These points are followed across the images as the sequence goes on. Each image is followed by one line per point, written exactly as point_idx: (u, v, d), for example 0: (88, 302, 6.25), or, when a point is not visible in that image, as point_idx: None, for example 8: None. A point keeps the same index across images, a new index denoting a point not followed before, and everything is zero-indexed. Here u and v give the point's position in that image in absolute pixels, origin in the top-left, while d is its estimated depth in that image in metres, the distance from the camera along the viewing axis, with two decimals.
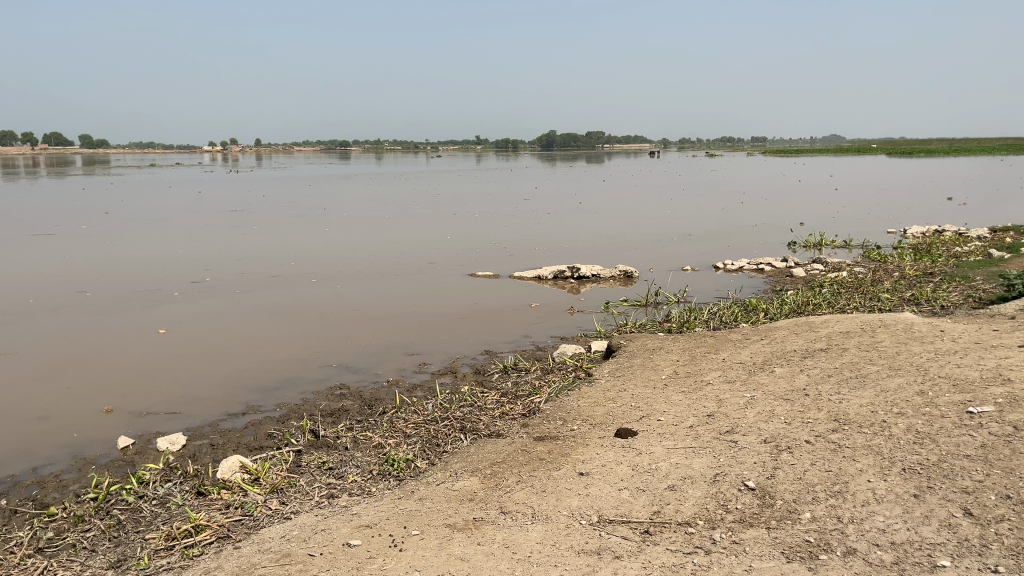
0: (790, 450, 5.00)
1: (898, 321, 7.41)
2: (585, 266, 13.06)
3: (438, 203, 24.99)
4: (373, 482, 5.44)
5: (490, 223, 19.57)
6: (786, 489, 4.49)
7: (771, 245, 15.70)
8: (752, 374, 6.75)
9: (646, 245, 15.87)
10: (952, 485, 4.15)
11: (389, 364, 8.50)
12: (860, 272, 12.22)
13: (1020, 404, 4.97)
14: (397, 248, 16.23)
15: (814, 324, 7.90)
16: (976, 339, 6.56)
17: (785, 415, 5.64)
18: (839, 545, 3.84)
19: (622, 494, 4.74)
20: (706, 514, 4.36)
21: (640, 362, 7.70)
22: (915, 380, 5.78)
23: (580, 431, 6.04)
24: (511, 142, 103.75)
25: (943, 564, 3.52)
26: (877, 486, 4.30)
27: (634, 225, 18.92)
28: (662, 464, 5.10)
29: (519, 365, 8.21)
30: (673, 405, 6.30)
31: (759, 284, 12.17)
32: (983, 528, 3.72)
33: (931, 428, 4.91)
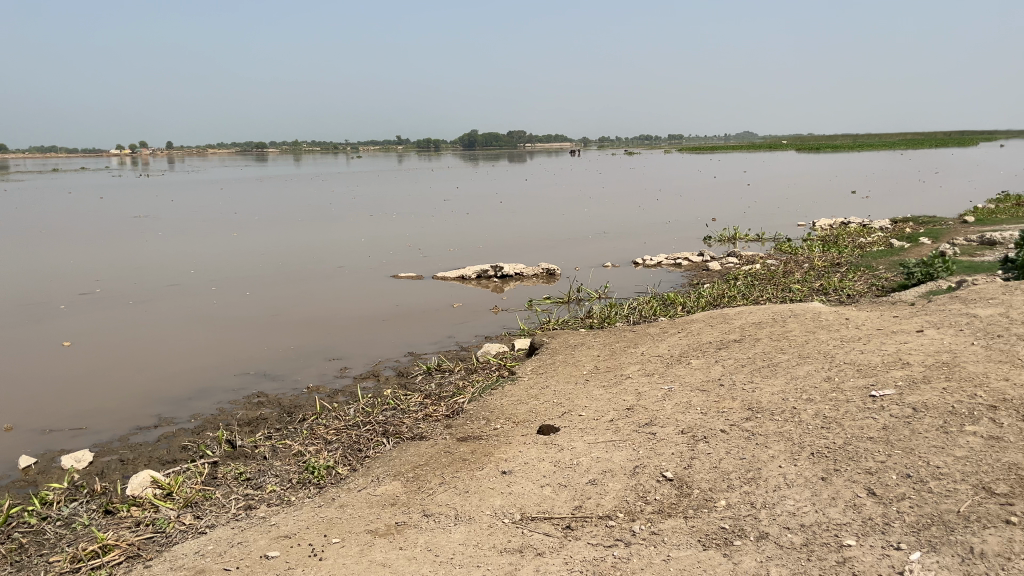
0: (706, 440, 5.12)
1: (806, 311, 7.69)
2: (507, 264, 13.09)
3: (357, 204, 24.74)
4: (292, 492, 5.32)
5: (408, 224, 19.45)
6: (703, 478, 4.59)
7: (687, 240, 16.08)
8: (670, 366, 6.90)
9: (565, 243, 16.05)
10: (857, 467, 4.32)
11: (309, 370, 8.35)
12: (772, 264, 12.63)
13: (919, 386, 5.22)
14: (314, 250, 15.94)
15: (728, 315, 8.13)
16: (878, 325, 6.86)
17: (701, 405, 5.78)
18: (752, 530, 3.95)
19: (545, 491, 4.77)
20: (626, 506, 4.43)
21: (562, 358, 7.78)
22: (822, 367, 6.01)
23: (503, 430, 6.05)
24: (430, 142, 104.14)
25: (848, 543, 3.65)
26: (788, 471, 4.45)
27: (553, 223, 19.12)
28: (583, 459, 5.15)
29: (442, 366, 8.18)
30: (593, 400, 6.38)
31: (677, 279, 12.44)
32: (886, 507, 3.87)
33: (837, 412, 5.11)
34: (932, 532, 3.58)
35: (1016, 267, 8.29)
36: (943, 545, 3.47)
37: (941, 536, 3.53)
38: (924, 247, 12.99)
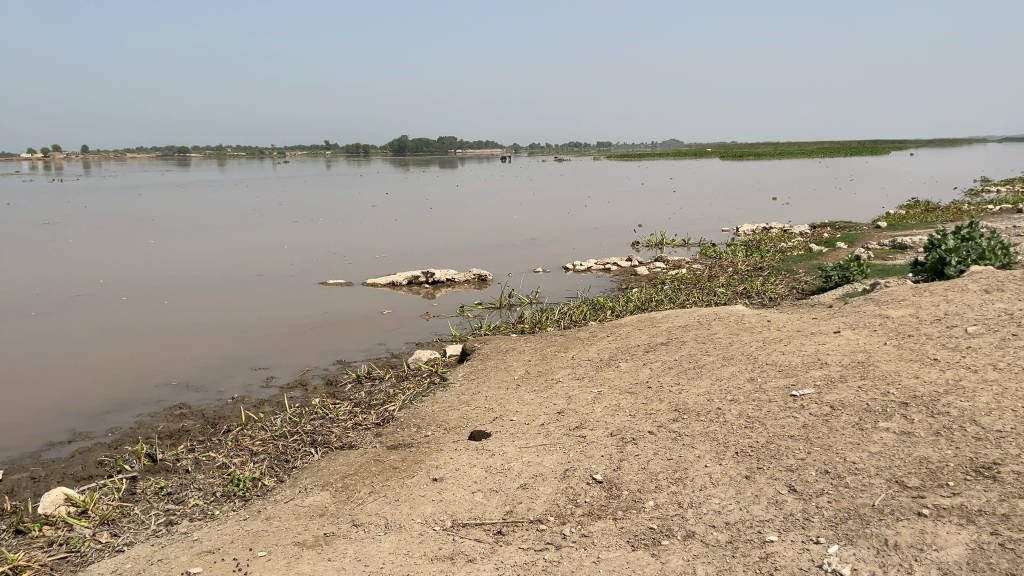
0: (635, 441, 5.20)
1: (730, 314, 7.89)
2: (438, 270, 13.04)
3: (282, 210, 24.25)
4: (216, 505, 5.18)
5: (335, 231, 19.18)
6: (632, 479, 4.66)
7: (615, 246, 16.34)
8: (599, 370, 6.98)
9: (495, 249, 16.11)
10: (779, 465, 4.45)
11: (233, 380, 8.13)
12: (698, 269, 12.93)
13: (836, 385, 5.41)
14: (236, 258, 15.55)
15: (655, 319, 8.28)
16: (798, 327, 7.09)
17: (630, 408, 5.86)
18: (679, 529, 4.02)
19: (476, 497, 4.75)
20: (557, 510, 4.45)
21: (493, 363, 7.78)
22: (745, 368, 6.18)
23: (434, 437, 6.01)
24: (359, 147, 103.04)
25: (770, 539, 3.74)
26: (713, 470, 4.55)
27: (483, 229, 19.14)
28: (515, 464, 5.16)
29: (372, 373, 8.08)
30: (525, 405, 6.40)
31: (606, 283, 12.60)
32: (805, 503, 3.99)
33: (760, 412, 5.25)
34: (849, 526, 3.70)
35: (924, 269, 8.70)
36: (859, 538, 3.58)
37: (858, 529, 3.65)
38: (840, 251, 13.50)
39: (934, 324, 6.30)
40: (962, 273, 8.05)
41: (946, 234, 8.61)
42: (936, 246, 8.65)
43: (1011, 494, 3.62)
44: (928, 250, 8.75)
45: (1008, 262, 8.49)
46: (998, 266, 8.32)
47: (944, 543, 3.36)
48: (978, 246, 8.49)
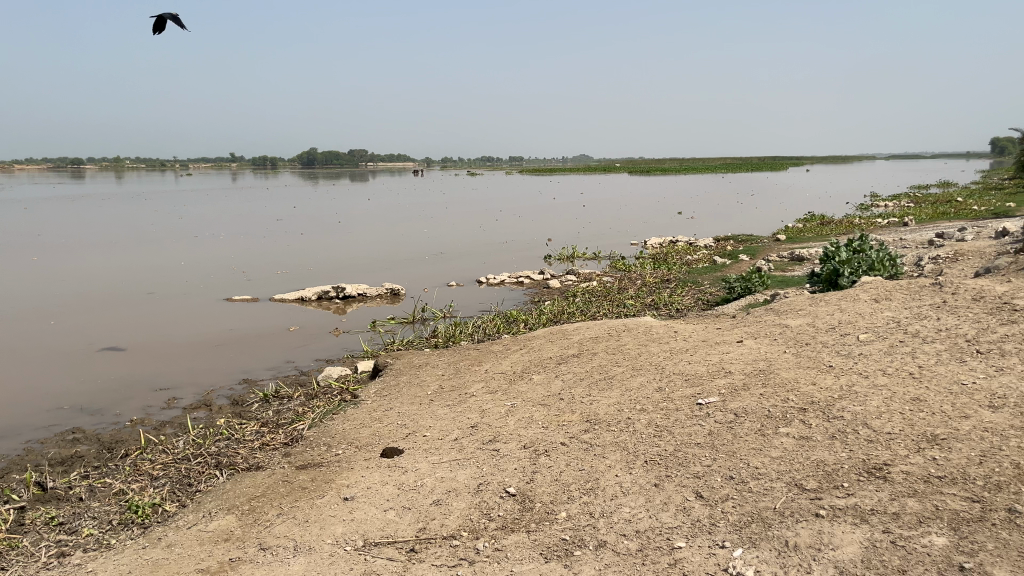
0: (547, 453, 5.23)
1: (639, 325, 8.06)
2: (349, 285, 12.86)
3: (184, 224, 23.40)
4: (113, 534, 4.93)
5: (239, 246, 18.63)
6: (544, 491, 4.68)
7: (525, 260, 16.49)
8: (512, 383, 7.00)
9: (405, 264, 15.99)
10: (687, 472, 4.57)
11: (132, 402, 7.76)
12: (608, 282, 13.17)
13: (740, 393, 5.59)
14: (133, 274, 14.87)
15: (567, 331, 8.38)
16: (703, 337, 7.31)
17: (543, 420, 5.90)
18: (591, 539, 4.06)
19: (388, 515, 4.68)
20: (470, 525, 4.43)
21: (406, 379, 7.70)
22: (654, 378, 6.32)
23: (345, 455, 5.89)
24: (267, 160, 100.83)
25: (678, 545, 3.83)
26: (623, 479, 4.63)
27: (393, 244, 18.96)
28: (428, 480, 5.11)
29: (281, 392, 7.87)
30: (438, 420, 6.36)
31: (519, 297, 12.67)
32: (712, 509, 4.10)
33: (668, 421, 5.37)
34: (752, 529, 3.82)
35: (820, 280, 9.11)
36: (762, 541, 3.70)
37: (761, 532, 3.77)
38: (743, 264, 14.01)
39: (830, 333, 6.60)
40: (854, 283, 8.46)
41: (839, 246, 9.04)
42: (830, 258, 9.08)
43: (900, 493, 3.82)
44: (823, 261, 9.17)
45: (895, 272, 8.99)
46: (887, 277, 8.79)
47: (840, 542, 3.51)
48: (867, 257, 8.96)
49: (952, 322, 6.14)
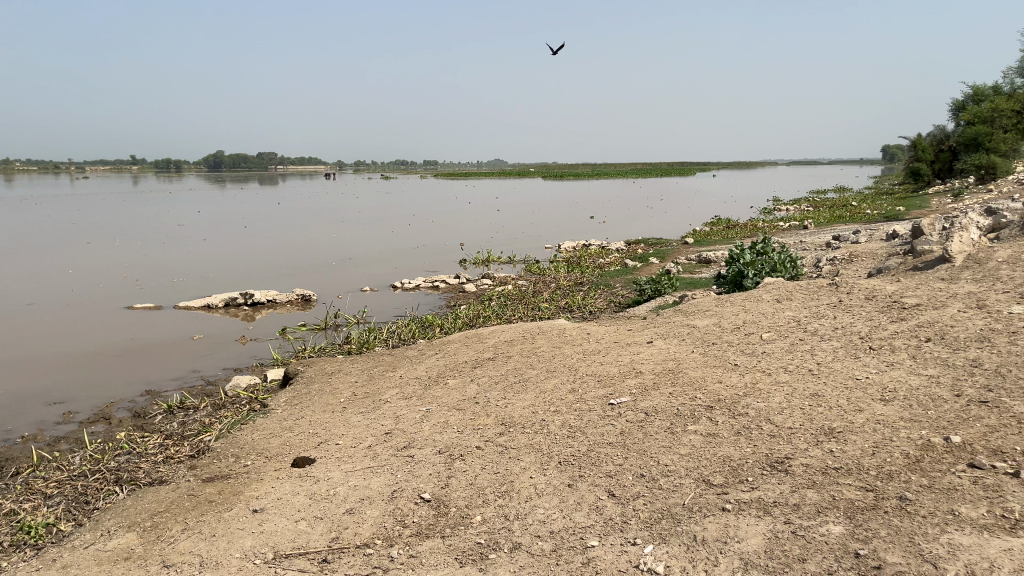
0: (462, 457, 5.23)
1: (553, 327, 8.15)
2: (258, 291, 12.53)
3: (79, 229, 22.30)
4: (2, 557, 4.65)
5: (140, 252, 17.88)
6: (459, 496, 4.67)
7: (439, 264, 16.42)
8: (427, 388, 6.96)
9: (314, 270, 15.68)
10: (599, 471, 4.64)
11: (25, 417, 7.35)
12: (523, 285, 13.26)
13: (650, 392, 5.72)
14: (22, 282, 14.05)
15: (481, 335, 8.39)
16: (614, 338, 7.46)
17: (458, 424, 5.89)
18: (505, 541, 4.06)
19: (299, 525, 4.58)
20: (384, 533, 4.37)
21: (318, 387, 7.55)
22: (567, 379, 6.39)
23: (253, 466, 5.73)
24: (171, 163, 97.27)
25: (591, 544, 3.87)
26: (538, 481, 4.66)
27: (303, 249, 18.57)
28: (341, 489, 5.02)
29: (185, 403, 7.60)
30: (351, 427, 6.26)
31: (435, 301, 12.61)
32: (624, 506, 4.18)
33: (581, 422, 5.44)
34: (663, 525, 3.90)
35: (726, 281, 9.41)
36: (671, 536, 3.79)
37: (670, 528, 3.86)
38: (652, 266, 14.35)
39: (735, 332, 6.83)
40: (758, 284, 8.77)
41: (743, 249, 9.35)
42: (735, 260, 9.39)
43: (801, 485, 3.98)
44: (729, 263, 9.47)
45: (796, 274, 9.37)
46: (788, 277, 9.15)
47: (745, 535, 3.63)
48: (771, 259, 9.31)
49: (848, 320, 6.44)
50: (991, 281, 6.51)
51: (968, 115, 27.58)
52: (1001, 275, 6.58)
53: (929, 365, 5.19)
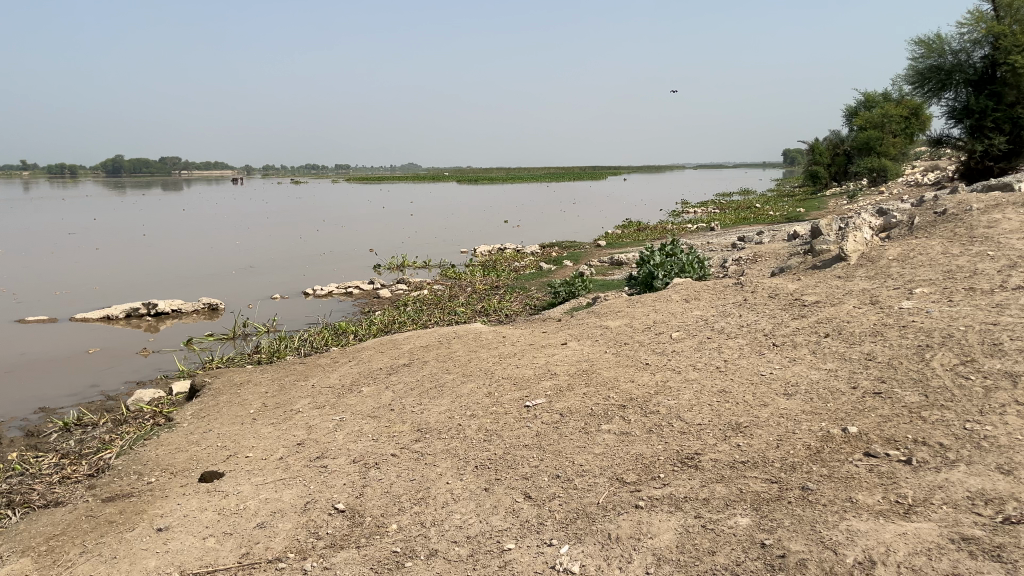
0: (377, 466, 5.15)
1: (469, 332, 8.13)
2: (162, 301, 12.08)
3: None
4: None
5: (31, 262, 16.93)
6: (374, 505, 4.60)
7: (351, 271, 16.17)
8: (341, 397, 6.83)
9: (214, 279, 15.17)
10: (515, 474, 4.65)
11: None
12: (439, 290, 13.20)
13: (565, 394, 5.77)
14: None
15: (396, 341, 8.30)
16: (529, 340, 7.51)
17: (372, 432, 5.80)
18: (422, 549, 4.01)
19: (207, 543, 4.41)
20: (298, 545, 4.27)
21: (226, 398, 7.31)
22: (483, 383, 6.39)
23: (157, 483, 5.49)
24: (65, 168, 92.68)
25: (508, 547, 3.86)
26: (453, 486, 4.64)
27: (209, 257, 17.98)
28: (251, 503, 4.87)
29: (83, 420, 7.24)
30: (261, 439, 6.08)
31: (348, 308, 12.40)
32: (539, 508, 4.19)
33: (497, 425, 5.45)
34: (578, 525, 3.94)
35: (636, 282, 9.60)
36: (586, 535, 3.82)
37: (585, 527, 3.90)
38: (566, 269, 14.52)
39: (646, 332, 6.97)
40: (668, 285, 8.99)
41: (653, 250, 9.56)
42: (645, 261, 9.58)
43: (710, 480, 4.09)
44: (639, 265, 9.67)
45: (703, 275, 9.65)
46: (696, 278, 9.42)
47: (657, 531, 3.70)
48: (679, 260, 9.54)
49: (752, 318, 6.65)
50: (883, 278, 6.85)
51: (860, 121, 29.06)
52: (892, 272, 6.93)
53: (828, 359, 5.43)
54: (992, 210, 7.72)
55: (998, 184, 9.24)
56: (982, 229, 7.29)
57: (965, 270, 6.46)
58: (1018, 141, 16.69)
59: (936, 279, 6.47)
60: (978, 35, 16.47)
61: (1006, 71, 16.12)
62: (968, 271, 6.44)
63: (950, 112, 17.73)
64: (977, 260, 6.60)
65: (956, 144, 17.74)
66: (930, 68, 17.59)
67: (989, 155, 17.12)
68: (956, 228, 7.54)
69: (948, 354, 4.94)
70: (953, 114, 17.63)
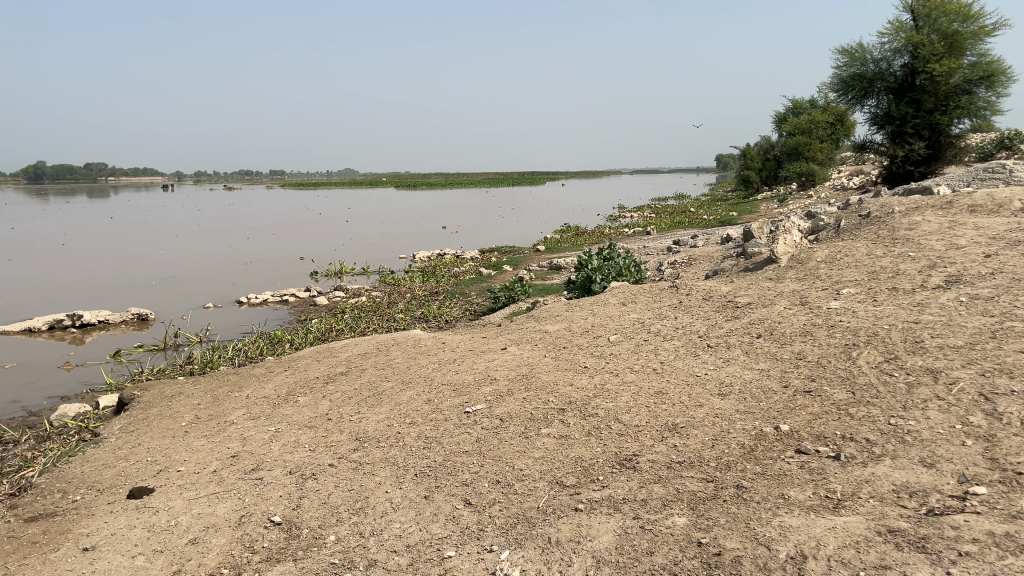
0: (314, 477, 5.05)
1: (407, 338, 8.07)
2: (88, 312, 11.68)
3: None
4: None
5: None
6: (311, 516, 4.51)
7: (285, 278, 15.93)
8: (277, 407, 6.69)
9: (138, 288, 14.73)
10: (455, 480, 4.62)
11: None
12: (377, 296, 13.06)
13: (504, 399, 5.77)
14: None
15: (334, 349, 8.18)
16: (469, 346, 7.48)
17: (309, 443, 5.69)
18: (361, 559, 3.95)
19: (137, 561, 4.26)
20: (232, 561, 4.15)
21: (156, 411, 7.08)
22: (422, 391, 6.33)
23: (82, 501, 5.28)
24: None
25: (448, 555, 3.83)
26: (393, 495, 4.58)
27: (137, 266, 17.50)
28: (183, 518, 4.73)
29: (3, 438, 6.93)
30: (193, 452, 5.91)
31: (284, 316, 12.17)
32: (479, 514, 4.18)
33: (437, 432, 5.41)
34: (518, 530, 3.93)
35: (575, 287, 9.65)
36: (527, 540, 3.82)
37: (526, 532, 3.89)
38: (505, 274, 14.57)
39: (584, 336, 7.01)
40: (606, 288, 9.09)
41: (591, 254, 9.62)
42: (583, 265, 9.65)
43: (647, 480, 4.14)
44: (577, 269, 9.74)
45: (639, 278, 9.78)
46: (632, 281, 9.55)
47: (597, 533, 3.71)
48: (616, 264, 9.64)
49: (687, 321, 6.77)
50: (812, 280, 7.05)
51: (789, 127, 29.91)
52: (821, 274, 7.14)
53: (760, 359, 5.55)
54: (912, 213, 8.01)
55: (919, 187, 9.61)
56: (904, 231, 7.57)
57: (888, 270, 6.69)
58: (937, 147, 17.58)
59: (861, 279, 6.68)
60: (898, 44, 17.06)
61: (925, 78, 16.78)
62: (891, 271, 6.67)
63: (873, 118, 18.35)
64: (900, 261, 6.84)
65: (879, 149, 18.42)
66: (854, 76, 18.15)
67: (910, 160, 17.92)
68: (879, 231, 7.80)
69: (873, 352, 5.11)
70: (875, 121, 18.28)
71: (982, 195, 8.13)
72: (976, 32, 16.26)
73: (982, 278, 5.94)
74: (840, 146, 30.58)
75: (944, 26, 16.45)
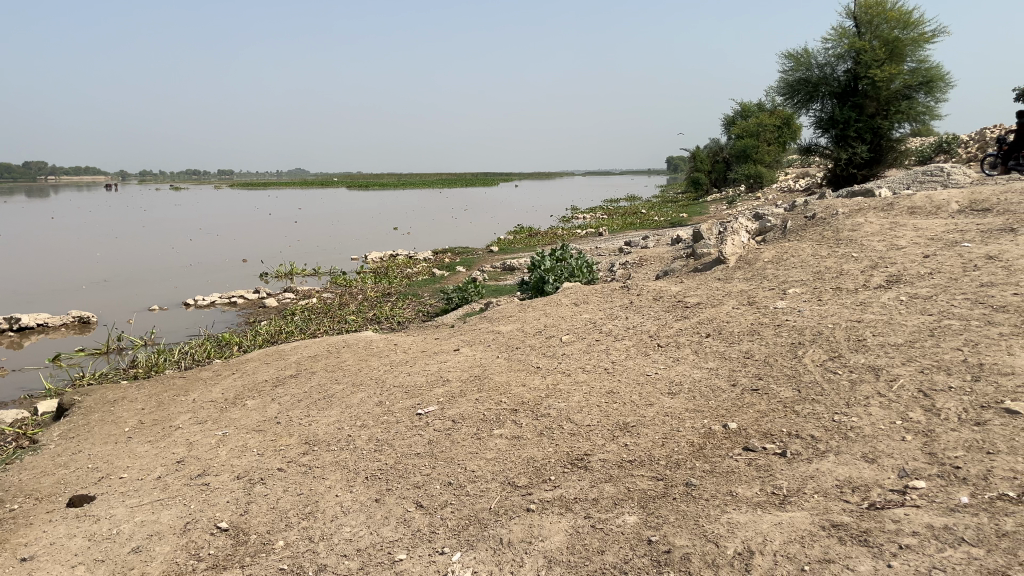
0: (263, 481, 4.97)
1: (358, 340, 7.99)
2: (26, 315, 11.31)
3: None
4: None
5: None
6: (260, 522, 4.43)
7: (233, 279, 15.65)
8: (224, 411, 6.56)
9: (80, 290, 14.31)
10: (406, 483, 4.58)
11: None
12: (328, 298, 12.91)
13: (456, 400, 5.74)
14: None
15: (282, 351, 8.05)
16: (421, 347, 7.43)
17: (258, 447, 5.59)
18: (310, 565, 3.88)
19: (76, 571, 4.13)
20: (177, 568, 4.06)
21: (98, 417, 6.88)
22: (374, 393, 6.27)
23: (20, 510, 5.11)
24: None
25: (399, 558, 3.79)
26: (343, 499, 4.53)
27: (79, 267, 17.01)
28: (125, 526, 4.59)
29: None
30: (137, 458, 5.76)
31: (232, 318, 11.96)
32: (431, 517, 4.15)
33: (388, 434, 5.36)
34: (469, 532, 3.91)
35: (528, 288, 9.66)
36: (478, 541, 3.80)
37: (477, 533, 3.88)
38: (459, 274, 14.53)
39: (536, 336, 7.02)
40: (558, 289, 9.13)
41: (543, 256, 9.64)
42: (536, 266, 9.66)
43: (598, 480, 4.16)
44: (530, 270, 9.75)
45: (592, 278, 9.83)
46: (585, 282, 9.59)
47: (549, 533, 3.72)
48: (568, 265, 9.67)
49: (638, 320, 6.83)
50: (759, 280, 7.17)
51: (737, 130, 30.45)
52: (768, 274, 7.27)
53: (709, 358, 5.62)
54: (855, 214, 8.21)
55: (861, 190, 9.86)
56: (848, 231, 7.76)
57: (833, 270, 6.85)
58: (878, 150, 18.07)
59: (807, 279, 6.82)
60: (842, 50, 17.49)
61: (867, 83, 17.23)
62: (835, 271, 6.82)
63: (817, 122, 18.73)
64: (843, 261, 7.00)
65: (824, 153, 18.86)
66: (799, 80, 18.53)
67: (853, 163, 18.38)
68: (824, 232, 7.98)
69: (818, 350, 5.22)
70: (820, 125, 18.70)
71: (922, 197, 8.38)
72: (916, 39, 16.76)
73: (921, 278, 6.12)
74: (787, 148, 31.22)
75: (886, 33, 16.93)
